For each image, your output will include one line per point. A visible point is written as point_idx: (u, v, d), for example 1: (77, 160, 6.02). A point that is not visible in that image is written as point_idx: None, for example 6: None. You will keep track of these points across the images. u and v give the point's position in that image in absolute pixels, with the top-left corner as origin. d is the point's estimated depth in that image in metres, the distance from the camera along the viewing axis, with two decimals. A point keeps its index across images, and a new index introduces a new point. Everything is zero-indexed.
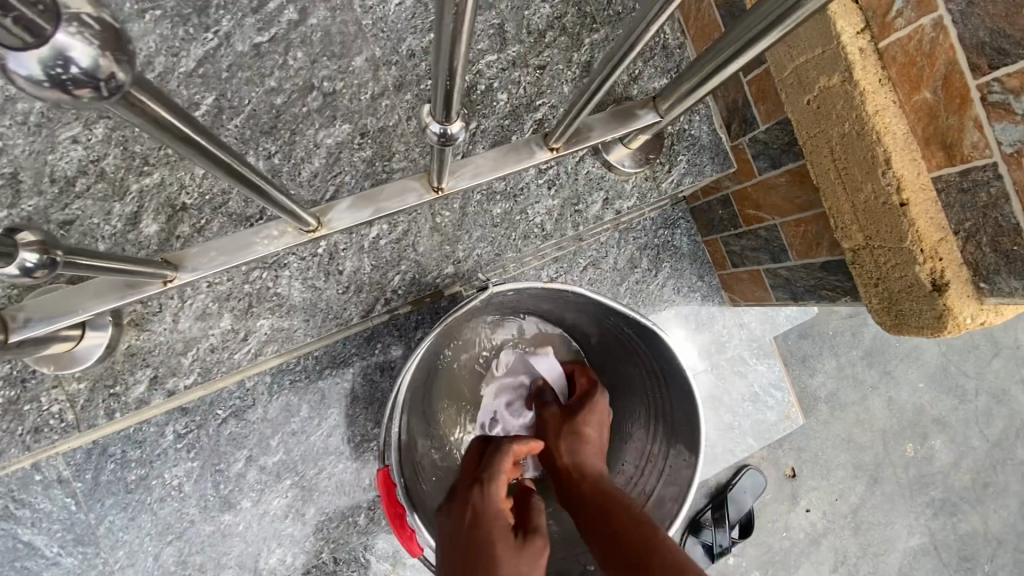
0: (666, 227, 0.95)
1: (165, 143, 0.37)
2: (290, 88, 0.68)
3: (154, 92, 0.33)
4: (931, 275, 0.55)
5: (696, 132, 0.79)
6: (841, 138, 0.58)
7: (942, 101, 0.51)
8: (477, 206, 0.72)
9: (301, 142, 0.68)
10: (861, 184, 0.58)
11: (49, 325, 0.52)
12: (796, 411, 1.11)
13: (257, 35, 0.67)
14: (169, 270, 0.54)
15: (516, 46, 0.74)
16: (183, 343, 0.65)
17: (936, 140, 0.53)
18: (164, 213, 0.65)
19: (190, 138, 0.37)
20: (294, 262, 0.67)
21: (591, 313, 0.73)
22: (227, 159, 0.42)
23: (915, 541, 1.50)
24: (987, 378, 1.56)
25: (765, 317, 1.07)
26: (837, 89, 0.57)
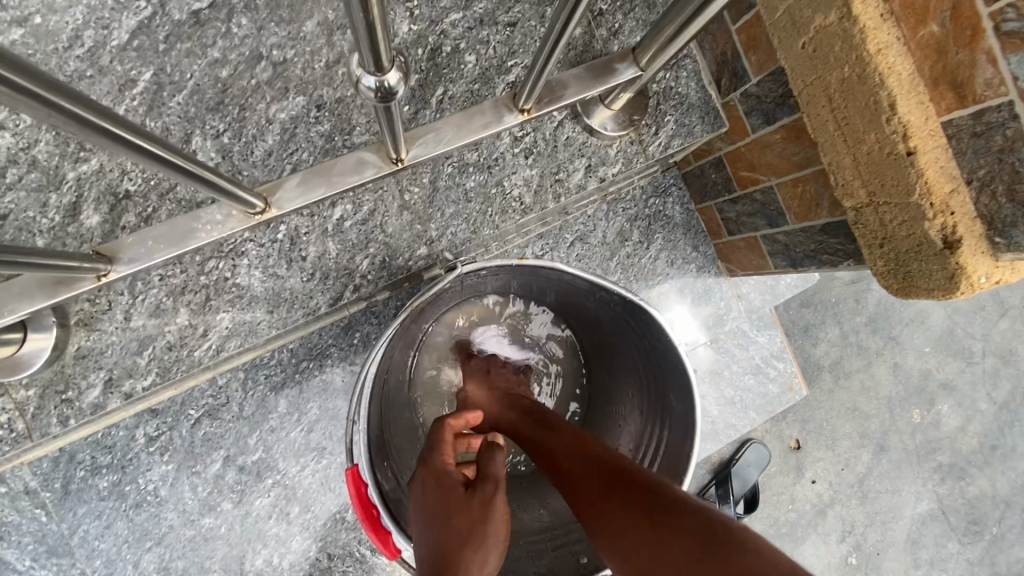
0: (656, 196, 0.89)
1: (46, 121, 0.33)
2: (236, 59, 0.62)
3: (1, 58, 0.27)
4: (942, 231, 0.50)
5: (684, 90, 0.73)
6: (841, 83, 0.52)
7: (952, 34, 0.46)
8: (449, 180, 0.67)
9: (252, 118, 0.62)
10: (863, 134, 0.53)
11: None
12: (800, 382, 1.07)
13: (195, 2, 0.61)
14: (101, 265, 0.51)
15: (483, 2, 0.67)
16: (137, 343, 0.61)
17: (945, 79, 0.48)
18: (106, 203, 0.59)
19: (71, 114, 0.32)
20: (252, 249, 0.62)
21: (574, 290, 0.69)
22: (132, 139, 0.38)
23: (923, 507, 1.47)
24: (994, 339, 1.52)
25: (764, 286, 1.02)
26: (834, 28, 0.51)
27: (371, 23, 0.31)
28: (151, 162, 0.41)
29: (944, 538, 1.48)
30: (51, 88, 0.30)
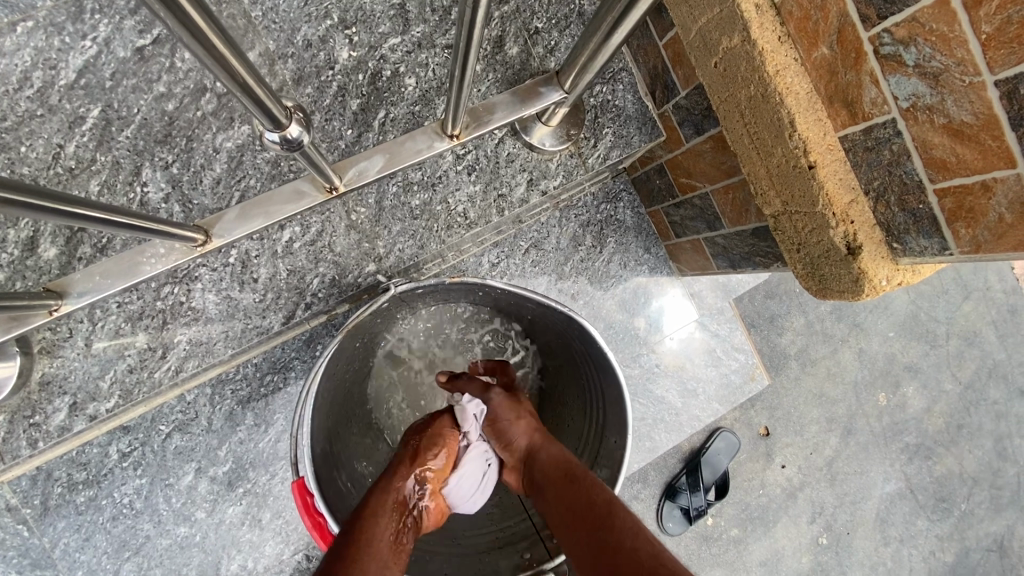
0: (607, 201, 0.92)
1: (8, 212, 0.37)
2: (181, 92, 0.65)
3: None
4: (845, 238, 0.53)
5: (621, 102, 0.76)
6: (749, 101, 0.55)
7: (839, 56, 0.48)
8: (394, 199, 0.70)
9: (200, 148, 0.65)
10: (772, 148, 0.55)
11: None
12: (761, 372, 1.10)
13: (138, 39, 0.64)
14: (52, 301, 0.54)
15: (420, 26, 0.70)
16: (99, 367, 0.64)
17: (838, 97, 0.50)
18: (62, 235, 0.62)
19: (17, 203, 0.37)
20: (205, 274, 0.65)
21: (516, 302, 0.74)
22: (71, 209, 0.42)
23: (891, 487, 1.52)
24: (957, 321, 1.56)
25: (719, 285, 1.08)
26: (739, 50, 0.54)
27: (246, 89, 0.38)
28: (93, 224, 0.45)
29: (913, 515, 1.53)
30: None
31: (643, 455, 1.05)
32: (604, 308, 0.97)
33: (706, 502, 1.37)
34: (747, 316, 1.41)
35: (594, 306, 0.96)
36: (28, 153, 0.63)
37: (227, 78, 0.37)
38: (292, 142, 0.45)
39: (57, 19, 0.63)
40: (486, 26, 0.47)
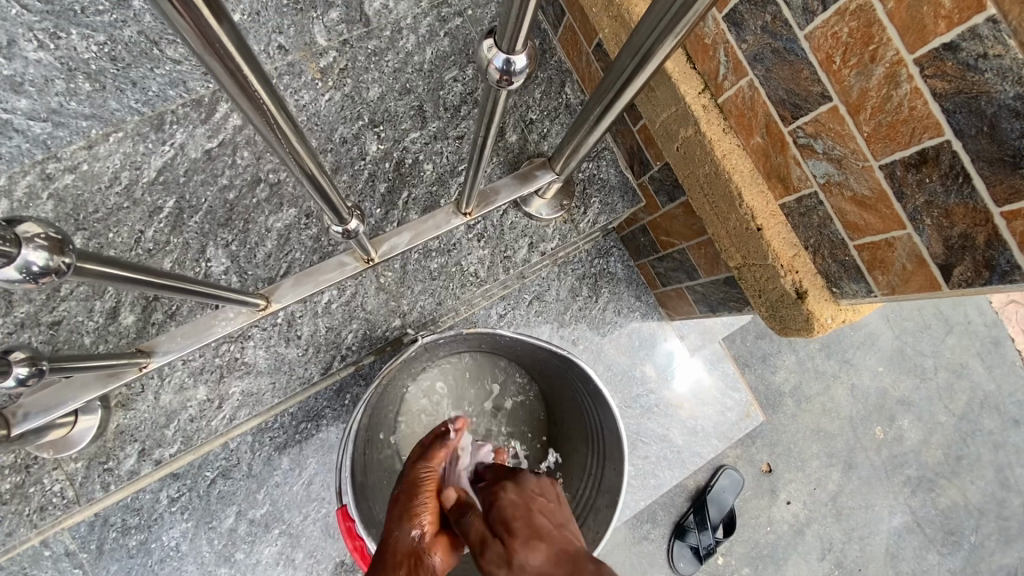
0: (600, 256, 1.04)
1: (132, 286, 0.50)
2: (240, 184, 0.79)
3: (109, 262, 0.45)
4: (793, 285, 0.64)
5: (605, 175, 0.89)
6: (706, 177, 0.68)
7: (769, 144, 0.61)
8: (416, 264, 0.82)
9: (254, 229, 0.78)
10: (728, 213, 0.67)
11: (47, 415, 0.63)
12: (755, 408, 1.19)
13: (207, 142, 0.79)
14: (142, 358, 0.65)
15: (435, 122, 0.85)
16: (165, 417, 0.74)
17: (774, 174, 0.63)
18: (139, 305, 0.74)
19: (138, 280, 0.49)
20: (257, 333, 0.76)
21: (526, 349, 0.83)
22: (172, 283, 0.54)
23: (897, 521, 1.56)
24: (943, 354, 1.65)
25: (703, 329, 1.18)
26: (694, 138, 0.67)
27: (313, 179, 0.51)
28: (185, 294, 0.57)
29: (923, 549, 1.56)
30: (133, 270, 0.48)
31: (649, 492, 1.12)
32: (603, 352, 1.07)
33: (715, 540, 1.41)
34: (740, 356, 1.50)
35: (594, 349, 1.06)
36: (115, 238, 0.76)
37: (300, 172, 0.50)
38: (350, 232, 0.63)
39: (142, 130, 0.78)
40: (493, 134, 0.60)
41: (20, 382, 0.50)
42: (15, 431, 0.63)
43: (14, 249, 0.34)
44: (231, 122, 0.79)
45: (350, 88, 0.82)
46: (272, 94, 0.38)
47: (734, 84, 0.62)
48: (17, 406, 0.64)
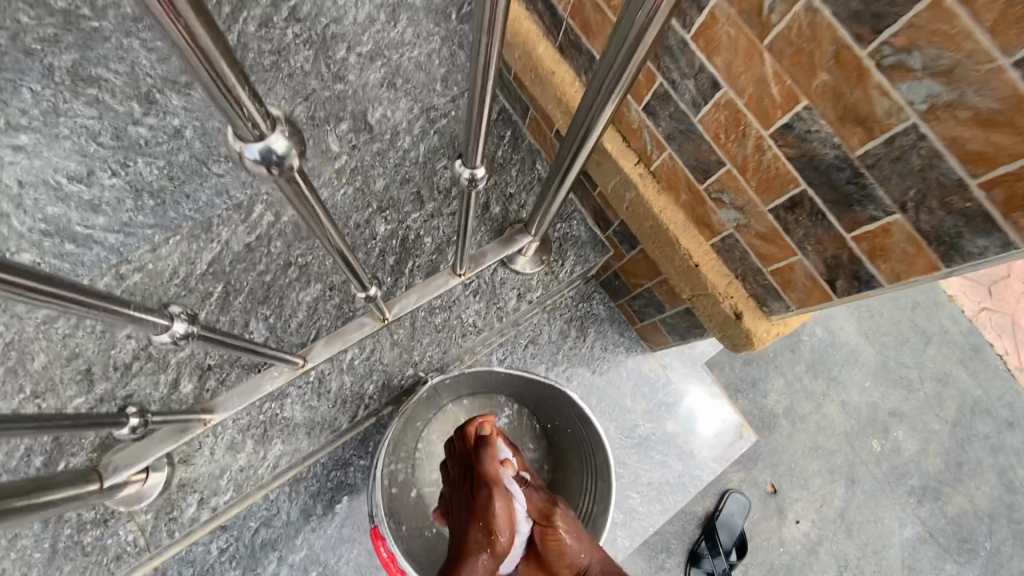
0: (583, 301, 1.19)
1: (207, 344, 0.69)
2: (274, 268, 0.96)
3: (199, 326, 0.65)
4: (732, 308, 0.78)
5: (577, 233, 1.06)
6: (651, 229, 0.84)
7: (693, 200, 0.78)
8: (423, 320, 0.97)
9: (288, 303, 0.95)
10: (672, 256, 0.83)
11: (131, 468, 0.79)
12: (746, 429, 1.31)
13: (247, 236, 0.96)
14: (208, 413, 0.82)
15: (431, 202, 1.03)
16: (219, 469, 0.87)
17: (701, 222, 0.79)
18: (195, 375, 0.89)
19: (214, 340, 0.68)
20: (293, 390, 0.91)
21: (520, 384, 0.96)
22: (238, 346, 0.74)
23: (909, 532, 1.59)
24: (925, 365, 1.74)
25: (686, 356, 1.30)
26: (637, 200, 0.84)
27: (345, 258, 0.69)
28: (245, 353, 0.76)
29: (940, 560, 1.59)
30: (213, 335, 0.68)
31: (656, 517, 1.22)
32: (595, 386, 1.20)
33: (729, 564, 1.45)
34: (731, 382, 1.61)
35: (586, 385, 1.19)
36: None
37: (335, 253, 0.68)
38: (372, 295, 0.80)
39: (195, 232, 0.96)
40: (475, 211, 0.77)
41: (133, 430, 0.70)
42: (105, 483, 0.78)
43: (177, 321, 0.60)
44: (265, 218, 0.97)
45: (360, 182, 1.01)
46: (319, 208, 0.57)
47: (659, 157, 0.79)
48: (109, 462, 0.79)
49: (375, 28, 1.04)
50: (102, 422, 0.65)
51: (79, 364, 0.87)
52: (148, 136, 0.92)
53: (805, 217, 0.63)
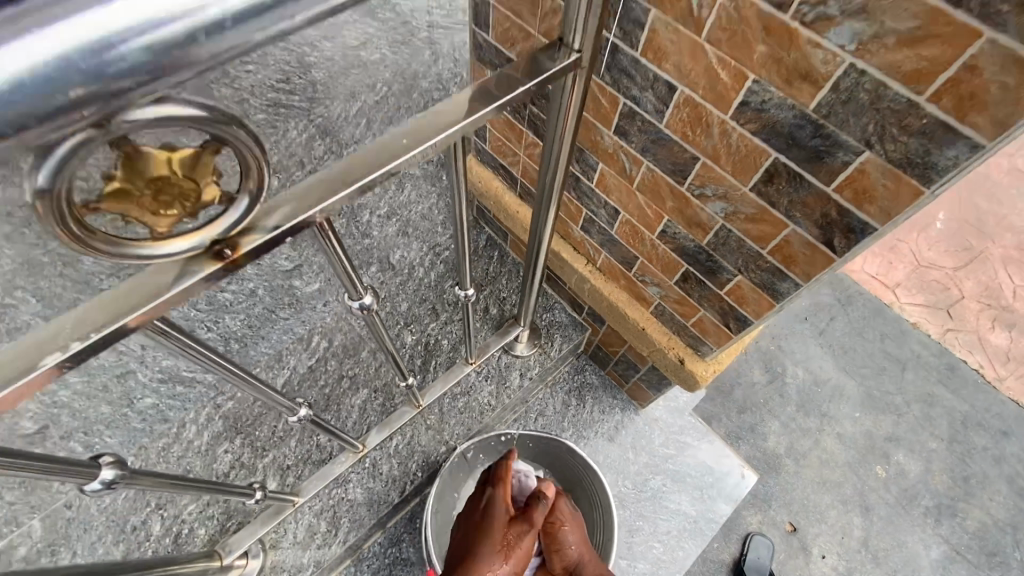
0: (578, 373, 1.44)
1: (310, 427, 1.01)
2: (330, 381, 1.24)
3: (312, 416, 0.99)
4: (677, 356, 1.05)
5: (560, 318, 1.35)
6: (608, 308, 1.14)
7: (628, 284, 1.08)
8: (449, 405, 1.24)
9: (344, 407, 1.22)
10: (626, 326, 1.11)
11: (241, 546, 1.04)
12: (747, 468, 1.48)
13: (308, 359, 1.26)
14: (294, 496, 1.09)
15: (444, 312, 1.33)
16: (302, 549, 1.08)
17: (639, 299, 1.08)
18: (277, 474, 1.13)
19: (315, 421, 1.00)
20: (354, 476, 1.15)
21: (532, 445, 1.21)
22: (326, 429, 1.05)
23: (936, 552, 1.66)
24: (908, 389, 1.90)
25: (672, 408, 1.51)
26: (593, 289, 1.14)
27: (391, 353, 1.02)
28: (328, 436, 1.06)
29: None
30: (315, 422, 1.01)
31: (681, 563, 1.37)
32: (600, 445, 1.42)
33: None
34: (731, 431, 1.78)
35: (592, 445, 1.41)
36: (258, 432, 1.17)
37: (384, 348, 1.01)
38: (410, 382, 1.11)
39: (269, 363, 1.26)
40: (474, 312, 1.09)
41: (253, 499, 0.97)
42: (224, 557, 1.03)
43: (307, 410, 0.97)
44: (321, 344, 1.27)
45: (389, 307, 1.33)
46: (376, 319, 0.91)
47: (599, 258, 1.11)
48: (226, 542, 1.05)
49: (388, 194, 1.39)
50: (237, 492, 0.92)
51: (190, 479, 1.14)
52: (231, 298, 1.28)
53: (695, 283, 0.93)
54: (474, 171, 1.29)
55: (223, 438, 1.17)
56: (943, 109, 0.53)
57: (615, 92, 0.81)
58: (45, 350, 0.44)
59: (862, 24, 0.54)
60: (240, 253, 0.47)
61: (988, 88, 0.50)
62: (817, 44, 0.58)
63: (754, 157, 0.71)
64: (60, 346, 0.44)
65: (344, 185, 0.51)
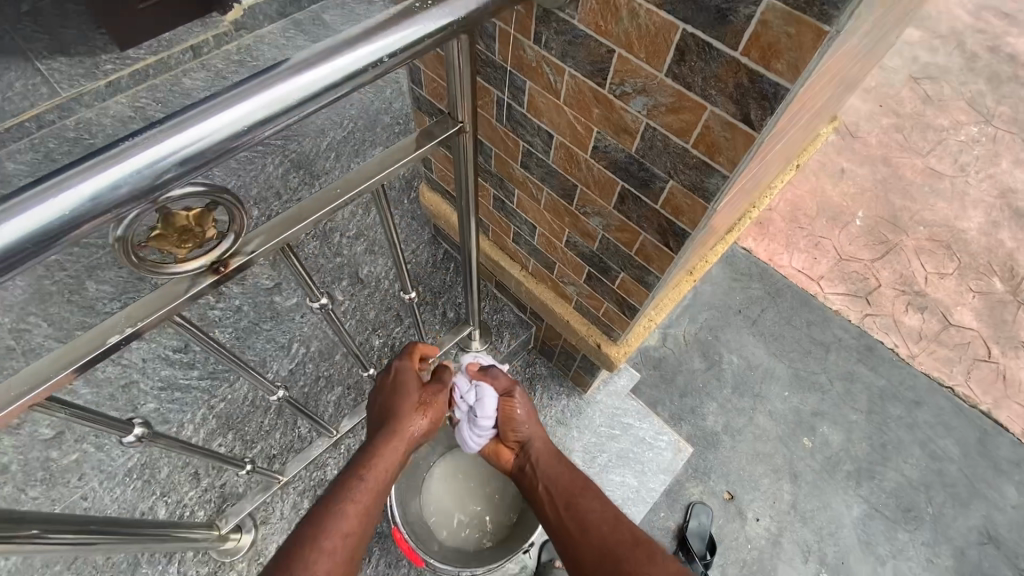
0: (529, 366, 1.66)
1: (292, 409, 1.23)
2: (308, 381, 1.44)
3: (297, 403, 1.22)
4: (594, 342, 1.25)
5: (507, 317, 1.57)
6: (539, 305, 1.34)
7: (552, 284, 1.28)
8: None
9: (324, 403, 1.42)
10: (554, 318, 1.32)
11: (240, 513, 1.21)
12: (683, 442, 1.73)
13: (289, 364, 1.45)
14: (281, 473, 1.26)
15: (405, 319, 1.54)
16: (287, 522, 1.29)
17: (561, 296, 1.29)
18: (268, 459, 1.34)
19: (292, 401, 1.20)
20: (331, 460, 1.36)
21: None
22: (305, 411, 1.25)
23: (858, 510, 1.81)
24: (831, 367, 2.06)
25: (611, 392, 1.73)
26: (526, 290, 1.35)
27: (354, 353, 1.22)
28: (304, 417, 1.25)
29: (891, 531, 1.79)
30: (298, 406, 1.22)
31: None
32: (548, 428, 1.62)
33: (705, 566, 1.65)
34: (673, 414, 1.90)
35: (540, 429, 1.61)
36: (248, 426, 1.36)
37: (349, 348, 1.21)
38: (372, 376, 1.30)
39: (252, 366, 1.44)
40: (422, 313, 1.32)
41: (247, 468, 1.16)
42: (222, 527, 1.19)
43: (291, 398, 1.21)
44: (300, 350, 1.47)
45: (357, 315, 1.53)
46: (336, 326, 1.12)
47: (527, 264, 1.32)
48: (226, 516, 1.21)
49: (356, 217, 1.66)
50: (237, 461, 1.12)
51: (186, 467, 1.29)
52: (221, 314, 1.50)
53: (594, 282, 1.12)
54: (426, 198, 1.54)
55: (214, 433, 1.35)
56: (701, 153, 0.70)
57: (515, 136, 0.99)
58: (86, 347, 0.63)
59: (646, 99, 0.70)
60: (230, 268, 0.68)
61: (721, 143, 0.67)
62: (624, 108, 0.74)
63: (607, 186, 0.88)
64: (101, 340, 0.64)
65: (301, 221, 0.72)
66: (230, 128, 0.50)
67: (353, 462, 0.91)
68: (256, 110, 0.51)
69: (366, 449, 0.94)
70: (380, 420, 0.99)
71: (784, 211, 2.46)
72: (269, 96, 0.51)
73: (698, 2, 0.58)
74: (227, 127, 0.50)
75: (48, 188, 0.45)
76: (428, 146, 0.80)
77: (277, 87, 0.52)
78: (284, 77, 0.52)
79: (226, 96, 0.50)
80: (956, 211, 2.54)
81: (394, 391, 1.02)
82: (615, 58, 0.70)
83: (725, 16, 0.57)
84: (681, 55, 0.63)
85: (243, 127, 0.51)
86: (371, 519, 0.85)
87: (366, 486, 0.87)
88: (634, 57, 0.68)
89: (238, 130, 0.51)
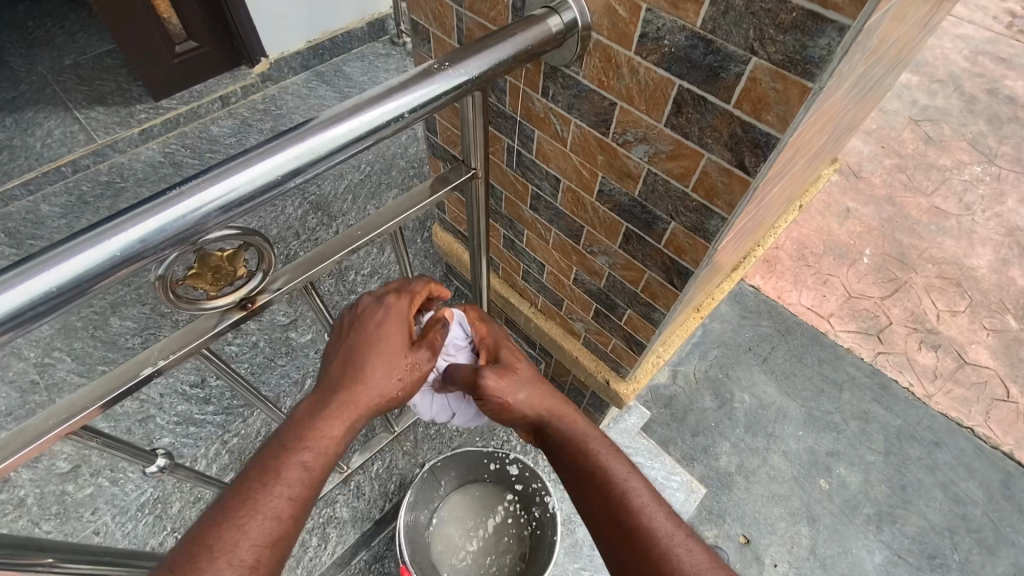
0: None
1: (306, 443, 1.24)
2: None
3: None
4: (603, 379, 1.27)
5: None
6: (548, 341, 1.36)
7: (561, 321, 1.31)
8: (423, 432, 1.45)
9: None
10: (563, 354, 1.34)
11: None
12: (694, 483, 1.68)
13: (302, 399, 1.48)
14: None
15: None
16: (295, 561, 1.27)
17: (569, 332, 1.31)
18: None
19: None
20: (340, 496, 1.34)
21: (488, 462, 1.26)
22: None
23: (880, 557, 1.74)
24: (845, 406, 2.03)
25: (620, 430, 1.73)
26: (535, 326, 1.37)
27: None
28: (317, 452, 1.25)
29: None
30: None
31: None
32: None
33: None
34: (685, 453, 1.88)
35: None
36: None
37: None
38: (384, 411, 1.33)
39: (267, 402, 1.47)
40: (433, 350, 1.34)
41: None
42: None
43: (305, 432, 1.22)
44: (313, 385, 1.50)
45: None
46: (349, 359, 1.14)
47: (536, 300, 1.34)
48: None
49: (371, 256, 1.72)
50: None
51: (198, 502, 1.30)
52: (237, 349, 1.54)
53: (603, 321, 1.14)
54: (440, 238, 1.60)
55: (228, 469, 1.36)
56: (700, 198, 0.73)
57: (525, 181, 1.04)
58: (122, 377, 0.67)
59: (647, 146, 0.74)
60: (257, 304, 0.72)
61: (719, 187, 0.69)
62: (626, 155, 0.78)
63: (611, 227, 0.92)
64: (135, 371, 0.67)
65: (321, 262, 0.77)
66: (266, 177, 0.55)
67: (280, 439, 0.64)
68: (291, 160, 0.56)
69: (307, 416, 0.66)
70: (331, 377, 0.71)
71: (790, 249, 2.49)
72: (302, 148, 0.57)
73: (690, 60, 0.61)
74: (263, 176, 0.55)
75: (102, 233, 0.49)
76: (442, 191, 0.85)
77: (308, 140, 0.57)
78: (315, 131, 0.57)
79: (263, 150, 0.56)
80: (964, 249, 2.54)
81: (364, 338, 0.73)
82: (616, 109, 0.74)
83: (718, 72, 0.59)
84: (677, 108, 0.66)
85: (277, 176, 0.56)
86: (314, 504, 0.63)
87: (307, 466, 0.62)
88: (634, 109, 0.71)
89: (273, 177, 0.55)
